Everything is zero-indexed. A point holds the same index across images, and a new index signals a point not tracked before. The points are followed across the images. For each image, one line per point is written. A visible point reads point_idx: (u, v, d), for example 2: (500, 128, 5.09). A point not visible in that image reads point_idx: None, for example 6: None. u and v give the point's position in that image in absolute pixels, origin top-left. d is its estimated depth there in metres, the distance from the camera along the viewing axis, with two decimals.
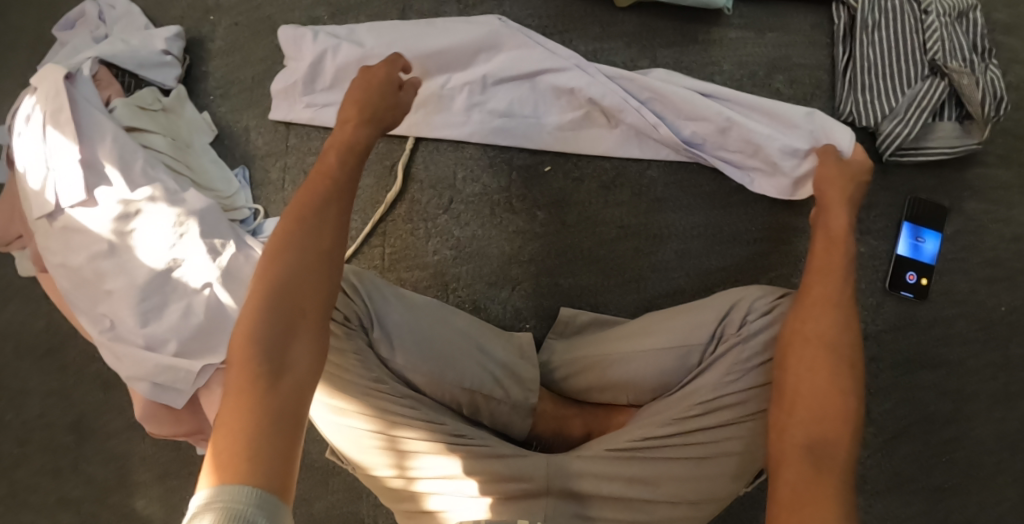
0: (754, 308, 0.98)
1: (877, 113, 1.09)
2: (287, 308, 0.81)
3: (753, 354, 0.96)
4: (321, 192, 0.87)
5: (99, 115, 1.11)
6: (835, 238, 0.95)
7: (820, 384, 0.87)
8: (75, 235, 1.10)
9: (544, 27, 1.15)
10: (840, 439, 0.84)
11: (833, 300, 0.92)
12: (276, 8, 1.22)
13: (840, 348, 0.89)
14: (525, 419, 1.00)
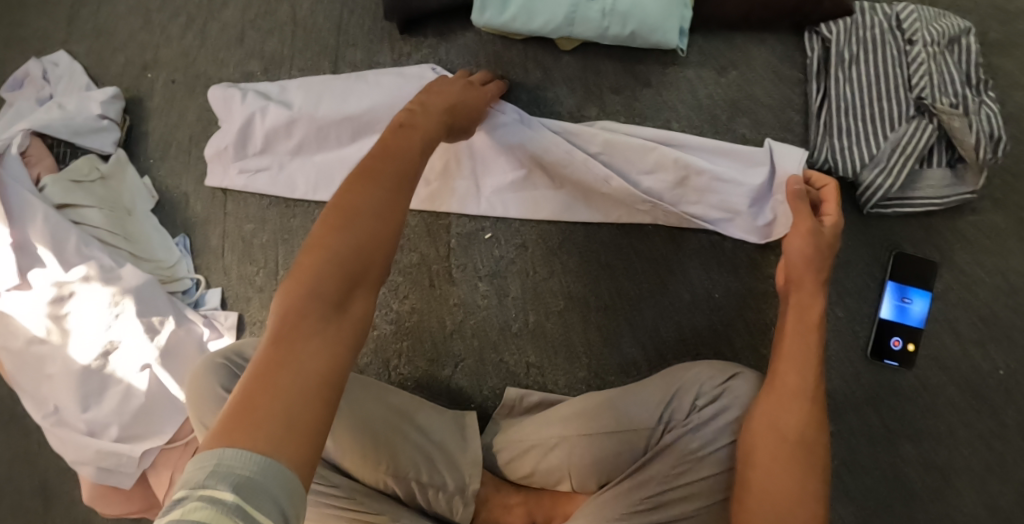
0: (703, 391, 0.91)
1: (856, 162, 0.96)
2: (365, 260, 0.72)
3: (702, 444, 0.89)
4: (411, 148, 0.80)
5: (28, 194, 1.08)
6: (800, 317, 0.86)
7: (783, 492, 0.80)
8: (12, 320, 1.07)
9: (480, 75, 1.06)
10: None
11: (795, 389, 0.83)
12: (210, 64, 1.17)
13: (807, 443, 0.82)
14: (467, 506, 0.96)
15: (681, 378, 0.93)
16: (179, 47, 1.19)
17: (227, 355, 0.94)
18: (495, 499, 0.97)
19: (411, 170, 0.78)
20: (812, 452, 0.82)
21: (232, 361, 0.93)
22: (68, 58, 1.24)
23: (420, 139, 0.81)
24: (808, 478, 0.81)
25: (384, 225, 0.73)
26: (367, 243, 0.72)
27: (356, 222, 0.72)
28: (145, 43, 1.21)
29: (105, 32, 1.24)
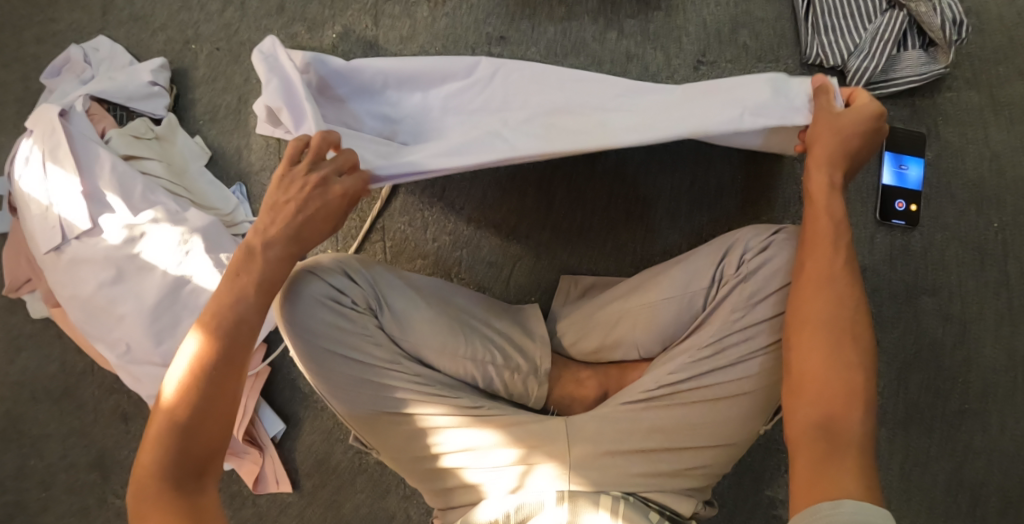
0: (750, 246, 0.96)
1: (842, 51, 1.11)
2: (204, 414, 0.81)
3: (757, 290, 0.93)
4: (247, 295, 0.84)
5: (96, 146, 1.15)
6: (817, 206, 0.88)
7: (830, 365, 0.83)
8: (83, 266, 1.12)
9: (511, 14, 1.18)
10: (851, 413, 0.81)
11: (827, 274, 0.86)
12: (256, 31, 1.25)
13: (845, 325, 0.84)
14: (541, 385, 1.00)
15: (729, 239, 0.98)
16: (222, 20, 1.27)
17: (310, 266, 0.95)
18: (567, 376, 1.03)
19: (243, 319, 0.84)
20: (854, 329, 0.84)
21: (316, 268, 0.95)
22: (109, 41, 1.29)
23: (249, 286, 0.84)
24: (851, 352, 0.83)
25: (220, 381, 0.82)
26: (203, 397, 0.81)
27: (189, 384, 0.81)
28: (186, 21, 1.28)
29: (142, 16, 1.30)
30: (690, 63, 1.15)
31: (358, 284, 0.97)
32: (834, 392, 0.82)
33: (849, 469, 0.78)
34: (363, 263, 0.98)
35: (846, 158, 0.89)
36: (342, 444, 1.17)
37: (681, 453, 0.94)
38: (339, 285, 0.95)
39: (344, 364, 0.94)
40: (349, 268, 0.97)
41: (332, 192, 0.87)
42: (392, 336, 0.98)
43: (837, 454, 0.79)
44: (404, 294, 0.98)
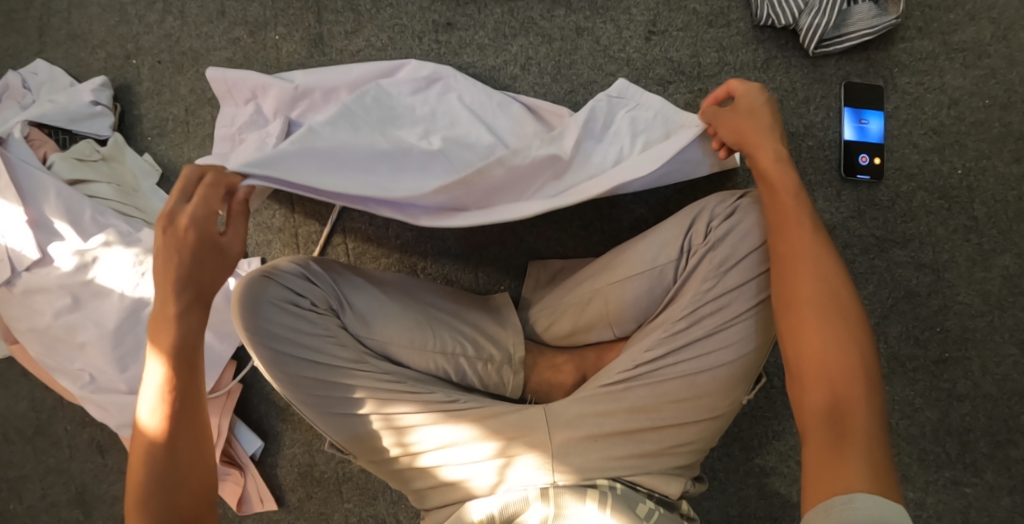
0: (716, 214, 0.94)
1: (794, 8, 1.08)
2: (181, 474, 0.82)
3: (726, 258, 0.91)
4: (172, 353, 0.82)
5: (38, 172, 1.10)
6: (777, 183, 0.88)
7: (826, 348, 0.80)
8: (37, 296, 1.09)
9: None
10: (856, 391, 0.78)
11: (802, 251, 0.85)
12: (196, 40, 1.22)
13: (840, 306, 0.82)
14: (518, 374, 0.98)
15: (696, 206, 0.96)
16: (161, 30, 1.23)
17: (265, 270, 0.92)
18: (542, 362, 1.01)
19: (176, 374, 0.83)
20: (844, 313, 0.82)
21: (270, 271, 0.92)
22: (47, 64, 1.25)
23: (171, 342, 0.82)
24: (844, 334, 0.81)
25: (185, 423, 0.83)
26: (171, 458, 0.82)
27: (154, 453, 0.82)
28: (125, 34, 1.24)
29: (79, 34, 1.25)
30: (642, 34, 1.13)
31: (318, 285, 0.94)
32: (836, 376, 0.79)
33: (865, 458, 0.75)
34: (320, 262, 0.96)
35: (776, 135, 0.91)
36: (323, 454, 1.14)
37: (665, 430, 0.92)
38: (296, 286, 0.92)
39: (309, 368, 0.91)
40: (307, 269, 0.94)
41: (186, 225, 0.82)
42: (356, 336, 0.95)
43: (846, 440, 0.76)
44: (366, 290, 0.96)
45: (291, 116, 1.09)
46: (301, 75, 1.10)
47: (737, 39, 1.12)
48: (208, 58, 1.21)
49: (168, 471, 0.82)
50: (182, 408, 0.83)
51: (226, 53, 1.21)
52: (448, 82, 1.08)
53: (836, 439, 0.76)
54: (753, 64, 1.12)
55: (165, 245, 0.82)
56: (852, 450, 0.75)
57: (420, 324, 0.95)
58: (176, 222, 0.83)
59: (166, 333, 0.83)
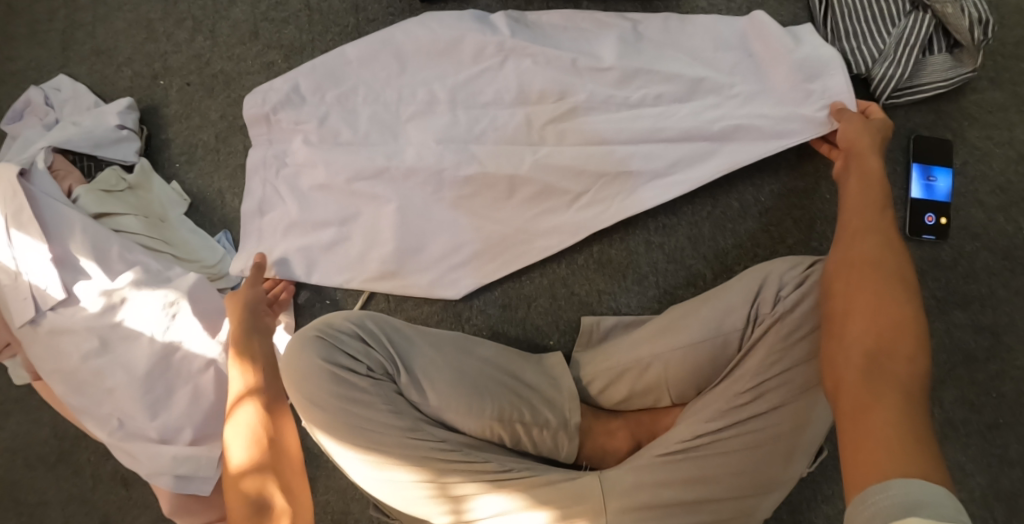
0: (785, 283, 0.89)
1: (866, 58, 1.04)
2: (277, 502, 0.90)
3: (793, 330, 0.87)
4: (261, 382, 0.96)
5: (63, 207, 1.07)
6: (869, 176, 0.89)
7: (884, 307, 0.78)
8: (63, 336, 1.04)
9: None
10: (908, 357, 0.75)
11: (868, 224, 0.85)
12: (227, 62, 1.19)
13: (888, 269, 0.80)
14: (572, 439, 0.94)
15: (765, 269, 0.92)
16: (191, 50, 1.20)
17: (319, 328, 0.94)
18: (598, 428, 0.97)
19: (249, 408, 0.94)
20: (888, 274, 0.80)
21: (324, 334, 0.93)
22: (70, 80, 1.22)
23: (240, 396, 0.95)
24: (886, 312, 0.77)
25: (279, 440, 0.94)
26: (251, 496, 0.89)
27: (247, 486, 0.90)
28: (152, 53, 1.21)
29: (103, 50, 1.23)
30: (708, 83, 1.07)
31: (374, 348, 0.94)
32: (884, 334, 0.76)
33: (896, 428, 0.69)
34: (375, 321, 0.95)
35: (880, 146, 0.92)
36: (359, 502, 1.11)
37: (722, 503, 0.87)
38: (351, 350, 0.92)
39: (360, 434, 0.90)
40: (361, 330, 0.94)
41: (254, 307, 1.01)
42: (413, 403, 0.93)
43: (878, 404, 0.72)
44: (421, 350, 0.95)
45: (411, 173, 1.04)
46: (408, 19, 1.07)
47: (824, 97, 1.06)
48: (241, 81, 1.19)
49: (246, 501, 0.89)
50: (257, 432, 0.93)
51: (259, 77, 1.18)
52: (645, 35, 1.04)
53: (882, 419, 0.71)
54: None
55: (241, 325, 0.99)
56: (886, 409, 0.71)
57: (479, 388, 0.93)
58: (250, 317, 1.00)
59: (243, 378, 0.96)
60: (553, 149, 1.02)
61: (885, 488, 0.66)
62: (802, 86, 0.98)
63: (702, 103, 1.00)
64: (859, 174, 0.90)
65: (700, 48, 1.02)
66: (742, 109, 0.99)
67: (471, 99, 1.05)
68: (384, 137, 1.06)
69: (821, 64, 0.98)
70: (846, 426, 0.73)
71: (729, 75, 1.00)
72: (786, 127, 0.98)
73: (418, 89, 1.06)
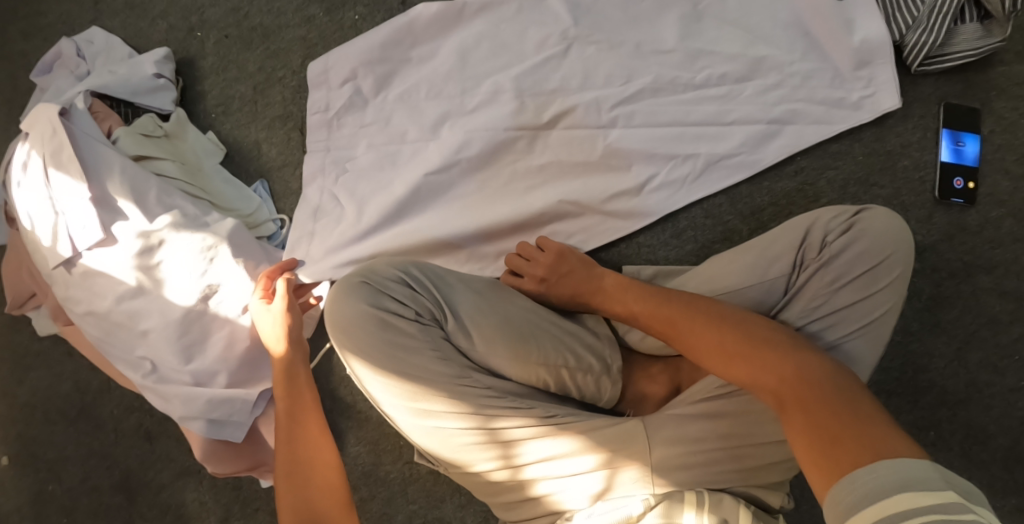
0: (831, 228, 0.91)
1: (901, 25, 1.07)
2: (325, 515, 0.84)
3: (838, 276, 0.88)
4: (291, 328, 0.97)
5: (104, 148, 1.06)
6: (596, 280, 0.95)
7: (711, 335, 0.81)
8: (97, 279, 1.04)
9: None
10: (780, 363, 0.76)
11: (630, 297, 0.91)
12: (266, 16, 1.20)
13: (711, 315, 0.83)
14: (615, 385, 0.96)
15: (809, 217, 0.93)
16: (228, 4, 1.21)
17: (364, 275, 0.94)
18: (637, 374, 0.99)
19: (297, 418, 0.91)
20: (703, 307, 0.85)
21: (370, 280, 0.94)
22: (103, 32, 1.22)
23: (283, 406, 0.91)
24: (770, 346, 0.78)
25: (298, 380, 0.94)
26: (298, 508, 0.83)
27: (293, 498, 0.84)
28: (189, 6, 1.22)
29: (138, 4, 1.24)
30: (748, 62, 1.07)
31: (420, 294, 0.94)
32: (762, 356, 0.77)
33: (859, 415, 0.70)
34: (420, 268, 0.95)
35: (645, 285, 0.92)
36: (390, 454, 1.11)
37: (767, 446, 0.86)
38: (399, 296, 0.93)
39: (408, 380, 0.90)
40: (406, 276, 0.95)
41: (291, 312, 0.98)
42: (459, 348, 0.94)
43: (831, 409, 0.71)
44: (466, 296, 0.96)
45: (472, 145, 1.07)
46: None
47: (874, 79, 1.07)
48: (279, 35, 1.19)
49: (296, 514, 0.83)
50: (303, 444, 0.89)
51: (299, 31, 1.19)
52: (706, 14, 1.09)
53: (814, 427, 0.71)
54: (833, 77, 1.07)
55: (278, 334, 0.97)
56: (851, 415, 0.70)
57: (523, 334, 0.94)
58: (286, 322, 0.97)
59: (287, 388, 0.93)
60: (624, 131, 1.06)
61: (870, 471, 0.65)
62: (855, 70, 1.07)
63: (764, 84, 1.07)
64: (627, 307, 0.90)
65: (756, 27, 1.09)
66: (800, 92, 1.07)
67: (537, 87, 1.08)
68: (437, 118, 1.09)
69: (873, 52, 1.06)
70: (808, 441, 0.71)
71: (791, 54, 1.07)
72: (839, 111, 1.07)
73: (482, 79, 1.09)
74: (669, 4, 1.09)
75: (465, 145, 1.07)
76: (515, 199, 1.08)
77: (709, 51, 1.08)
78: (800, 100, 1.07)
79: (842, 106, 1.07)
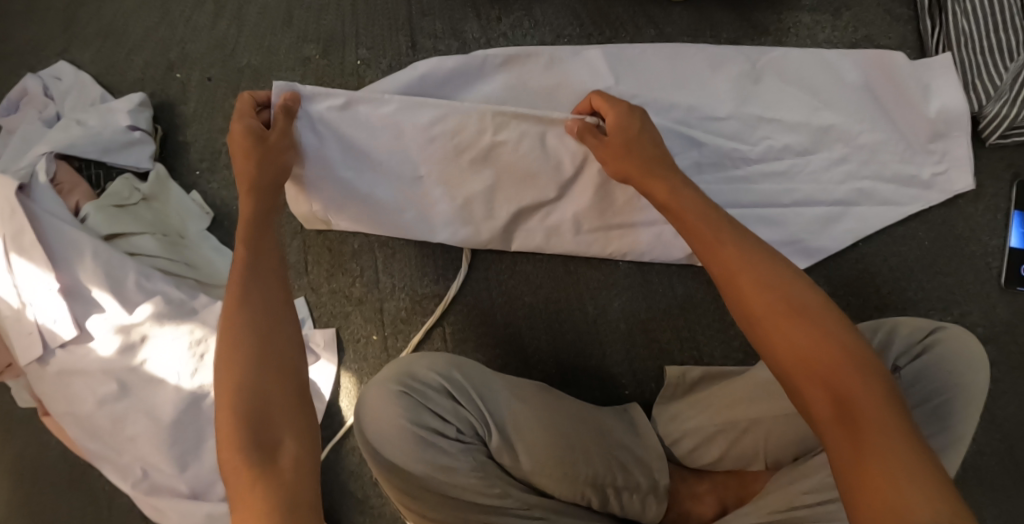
0: (899, 351, 0.84)
1: (981, 93, 0.95)
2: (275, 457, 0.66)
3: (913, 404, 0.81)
4: (250, 220, 0.77)
5: (69, 229, 0.93)
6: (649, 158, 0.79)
7: (770, 294, 0.67)
8: (75, 378, 0.93)
9: (589, 35, 1.01)
10: (839, 362, 0.64)
11: (676, 205, 0.76)
12: (258, 56, 1.05)
13: (773, 271, 0.69)
14: (660, 505, 0.88)
15: (887, 321, 0.87)
16: (212, 38, 1.06)
17: (401, 381, 0.83)
18: (684, 490, 0.90)
19: (262, 342, 0.71)
20: (774, 268, 0.69)
21: (411, 392, 0.82)
22: (71, 68, 1.08)
23: (245, 318, 0.71)
24: (827, 322, 0.66)
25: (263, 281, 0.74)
26: (262, 409, 0.68)
27: (265, 398, 0.69)
28: (168, 39, 1.07)
29: (113, 32, 1.09)
30: (812, 133, 0.95)
31: (464, 405, 0.84)
32: (818, 341, 0.65)
33: (910, 459, 0.59)
34: (463, 372, 0.84)
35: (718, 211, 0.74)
36: None
37: None
38: (441, 411, 0.82)
39: (447, 506, 0.80)
40: (449, 385, 0.84)
41: (276, 141, 0.82)
42: (504, 466, 0.83)
43: (877, 439, 0.60)
44: (514, 406, 0.85)
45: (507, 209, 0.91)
46: (495, 49, 0.94)
47: (952, 150, 0.96)
48: (271, 78, 1.04)
49: (257, 425, 0.67)
50: (270, 368, 0.70)
51: (294, 74, 1.03)
52: (766, 72, 0.96)
53: (863, 449, 0.60)
54: (903, 148, 0.95)
55: (251, 221, 0.77)
56: (896, 448, 0.60)
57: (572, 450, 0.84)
58: (264, 269, 0.75)
59: (251, 292, 0.73)
60: None
61: None
62: (927, 142, 0.95)
63: (829, 158, 0.95)
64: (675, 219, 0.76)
65: (820, 87, 0.96)
66: (867, 167, 0.95)
67: None
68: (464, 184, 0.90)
69: (950, 123, 0.95)
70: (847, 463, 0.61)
71: (858, 123, 0.95)
72: (907, 188, 0.96)
73: None
74: (722, 61, 0.96)
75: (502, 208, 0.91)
76: (550, 287, 0.96)
77: (770, 118, 0.95)
78: (864, 178, 0.95)
79: (911, 183, 0.96)
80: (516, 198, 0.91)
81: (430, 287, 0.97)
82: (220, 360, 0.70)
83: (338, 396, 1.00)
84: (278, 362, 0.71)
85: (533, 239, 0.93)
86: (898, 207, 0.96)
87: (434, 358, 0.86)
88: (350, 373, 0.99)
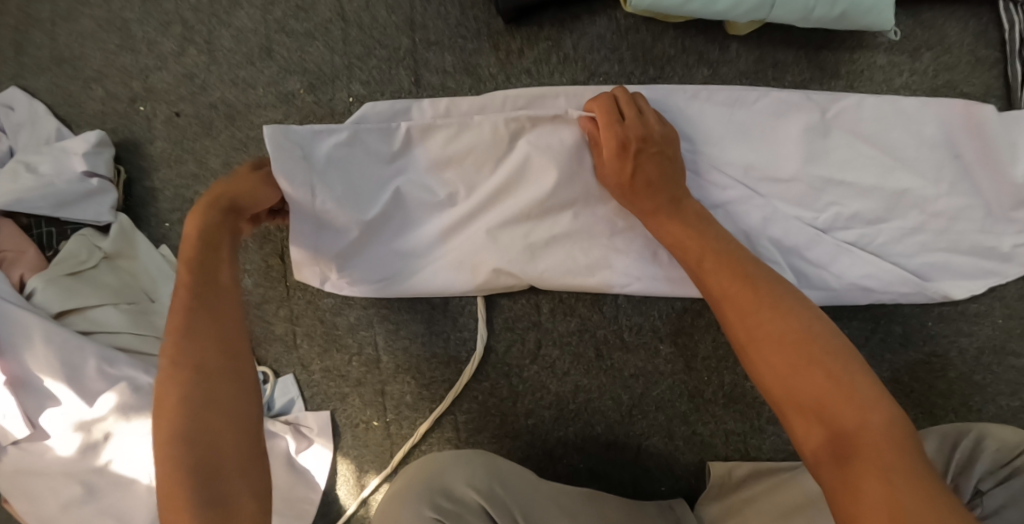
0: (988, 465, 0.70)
1: None
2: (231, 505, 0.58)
3: None
4: (197, 240, 0.67)
5: (16, 310, 0.80)
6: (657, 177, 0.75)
7: (767, 320, 0.64)
8: (32, 480, 0.80)
9: (629, 74, 0.85)
10: (849, 399, 0.58)
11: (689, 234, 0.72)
12: (235, 90, 0.89)
13: (784, 310, 0.64)
14: None
15: (971, 428, 0.73)
16: (180, 67, 0.90)
17: (435, 504, 0.67)
18: None
19: (218, 370, 0.61)
20: (768, 294, 0.65)
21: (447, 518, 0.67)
22: (25, 95, 0.93)
23: (202, 341, 0.62)
24: (833, 360, 0.60)
25: (218, 309, 0.64)
26: (210, 446, 0.59)
27: (217, 431, 0.59)
28: (129, 67, 0.91)
29: (67, 58, 0.93)
30: (882, 199, 0.82)
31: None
32: (819, 379, 0.60)
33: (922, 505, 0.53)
34: (503, 485, 0.71)
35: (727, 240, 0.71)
36: None
37: None
38: None
39: None
40: (492, 504, 0.69)
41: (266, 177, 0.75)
42: None
43: (889, 481, 0.54)
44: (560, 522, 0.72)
45: (526, 245, 0.81)
46: (515, 92, 0.81)
47: None
48: (250, 117, 0.89)
49: (201, 464, 0.58)
50: (217, 399, 0.60)
51: (276, 113, 0.88)
52: (835, 125, 0.83)
53: (858, 489, 0.55)
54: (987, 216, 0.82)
55: (208, 229, 0.68)
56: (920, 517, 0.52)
57: None
58: (218, 277, 0.66)
59: (205, 309, 0.63)
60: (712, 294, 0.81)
61: None
62: (1011, 210, 0.82)
63: (902, 227, 0.82)
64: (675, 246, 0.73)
65: (894, 144, 0.82)
66: (944, 238, 0.82)
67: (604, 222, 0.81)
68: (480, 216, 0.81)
69: None
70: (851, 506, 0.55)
71: (936, 186, 0.82)
72: (982, 261, 0.83)
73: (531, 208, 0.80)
74: (786, 110, 0.82)
75: (518, 242, 0.81)
76: (577, 373, 0.84)
77: (837, 180, 0.82)
78: (936, 250, 0.83)
79: (989, 256, 0.83)
80: (534, 231, 0.81)
81: (442, 370, 0.86)
82: (162, 387, 0.60)
83: (334, 484, 0.88)
84: (234, 405, 0.61)
85: (558, 276, 0.81)
86: (970, 283, 0.83)
87: (470, 465, 0.71)
88: (348, 460, 0.87)
